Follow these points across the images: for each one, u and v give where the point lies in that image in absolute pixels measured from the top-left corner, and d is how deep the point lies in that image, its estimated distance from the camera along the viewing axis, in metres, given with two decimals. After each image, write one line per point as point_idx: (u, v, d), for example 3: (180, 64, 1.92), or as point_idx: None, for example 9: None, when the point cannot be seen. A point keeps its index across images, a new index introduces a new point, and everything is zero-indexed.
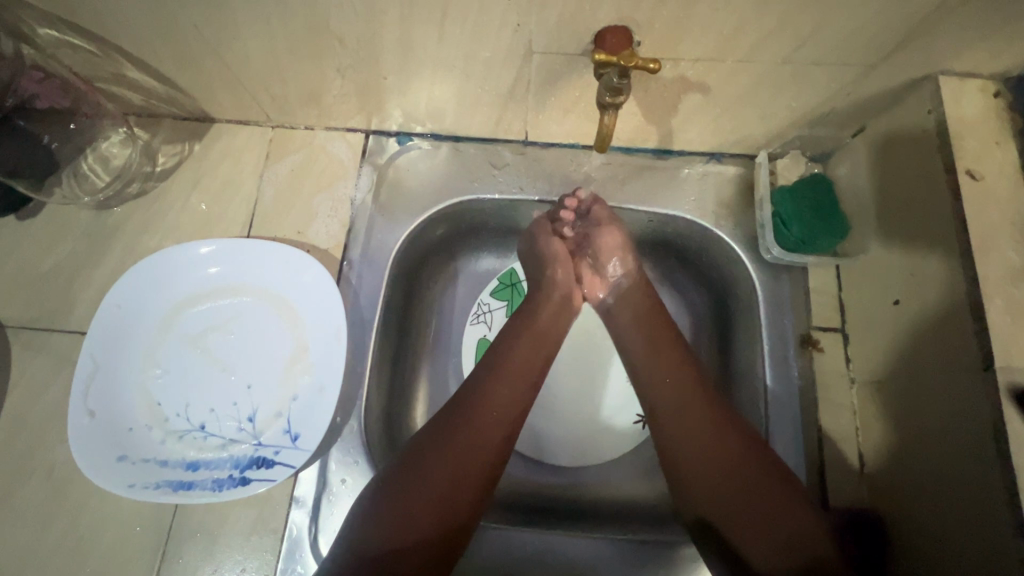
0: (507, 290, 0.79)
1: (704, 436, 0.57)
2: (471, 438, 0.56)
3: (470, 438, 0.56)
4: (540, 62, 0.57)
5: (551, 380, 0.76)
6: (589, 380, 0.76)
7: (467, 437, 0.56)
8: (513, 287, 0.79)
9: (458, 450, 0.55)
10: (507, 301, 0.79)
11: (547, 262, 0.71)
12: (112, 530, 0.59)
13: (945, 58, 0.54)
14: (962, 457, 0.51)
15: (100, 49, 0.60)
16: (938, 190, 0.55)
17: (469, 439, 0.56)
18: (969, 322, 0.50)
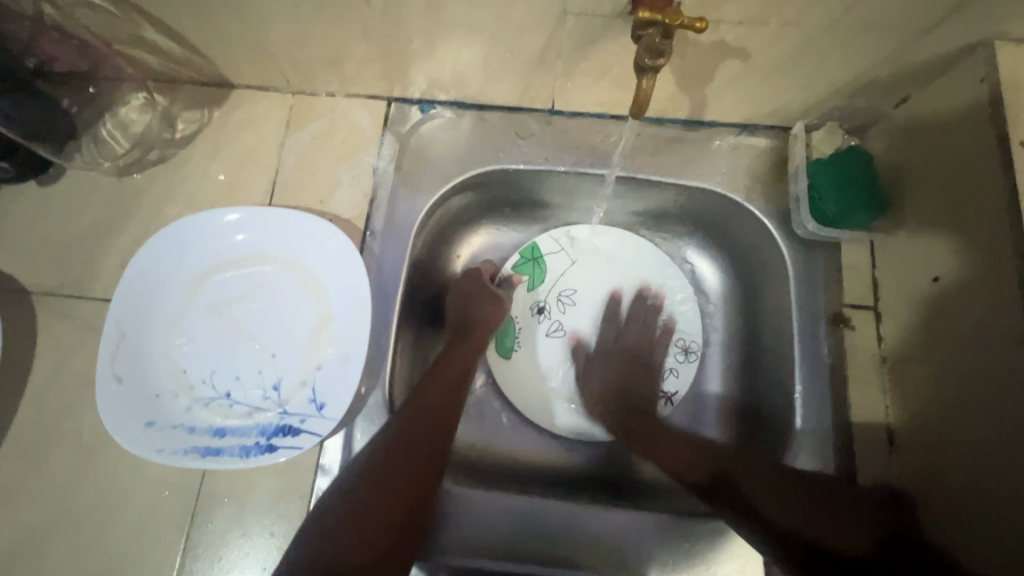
0: (530, 264, 0.78)
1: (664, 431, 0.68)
2: (435, 414, 0.60)
3: (416, 429, 0.58)
4: (573, 23, 0.55)
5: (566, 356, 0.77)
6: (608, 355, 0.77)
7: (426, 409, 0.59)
8: (534, 261, 0.78)
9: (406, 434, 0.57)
10: (528, 275, 0.78)
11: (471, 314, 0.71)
12: (142, 495, 0.59)
13: (1004, 21, 0.51)
14: (1005, 438, 0.49)
15: (119, 8, 0.58)
16: (988, 162, 0.52)
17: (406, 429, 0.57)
18: (1016, 300, 0.48)
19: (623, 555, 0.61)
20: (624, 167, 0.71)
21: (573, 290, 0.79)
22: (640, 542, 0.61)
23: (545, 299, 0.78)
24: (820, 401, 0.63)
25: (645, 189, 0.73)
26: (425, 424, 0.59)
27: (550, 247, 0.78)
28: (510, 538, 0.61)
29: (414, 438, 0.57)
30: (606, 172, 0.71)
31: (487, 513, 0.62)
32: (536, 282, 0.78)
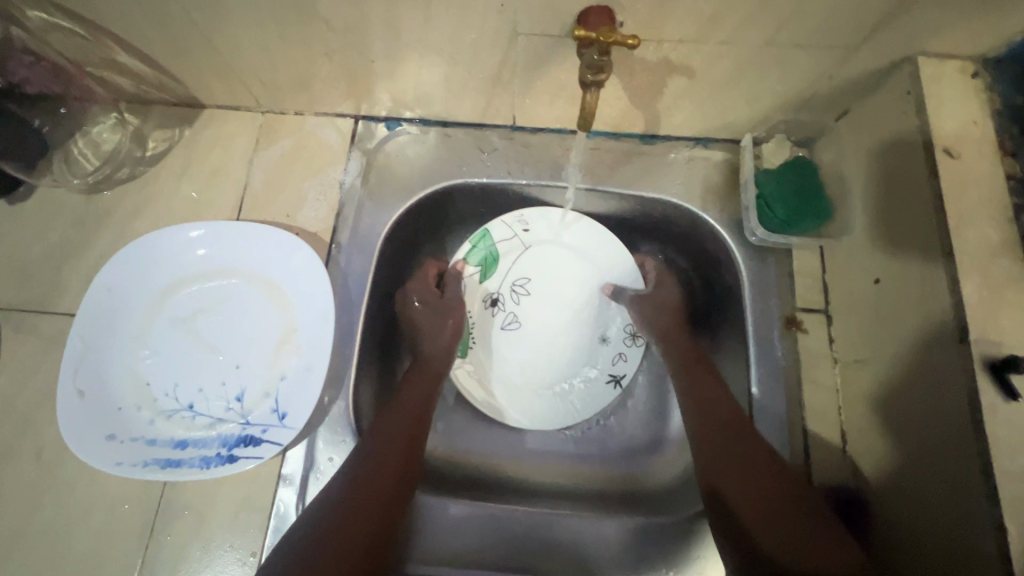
0: (478, 253, 0.76)
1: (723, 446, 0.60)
2: (401, 429, 0.60)
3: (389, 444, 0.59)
4: (525, 44, 0.58)
5: (518, 348, 0.76)
6: (570, 352, 0.76)
7: (389, 449, 0.58)
8: (484, 250, 0.75)
9: (370, 478, 0.56)
10: (482, 266, 0.76)
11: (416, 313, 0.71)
12: (102, 509, 0.59)
13: (924, 38, 0.54)
14: (942, 426, 0.50)
15: (89, 32, 0.60)
16: (915, 168, 0.55)
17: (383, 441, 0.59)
18: (945, 297, 0.50)
19: (585, 555, 0.62)
20: (582, 180, 0.73)
21: (526, 278, 0.77)
22: (603, 543, 0.62)
23: (499, 291, 0.76)
24: (775, 404, 0.65)
25: (604, 202, 0.76)
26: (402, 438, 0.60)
27: (501, 236, 0.75)
28: (468, 549, 0.62)
29: (379, 462, 0.57)
30: (564, 185, 0.74)
31: (451, 522, 0.63)
32: (489, 272, 0.76)
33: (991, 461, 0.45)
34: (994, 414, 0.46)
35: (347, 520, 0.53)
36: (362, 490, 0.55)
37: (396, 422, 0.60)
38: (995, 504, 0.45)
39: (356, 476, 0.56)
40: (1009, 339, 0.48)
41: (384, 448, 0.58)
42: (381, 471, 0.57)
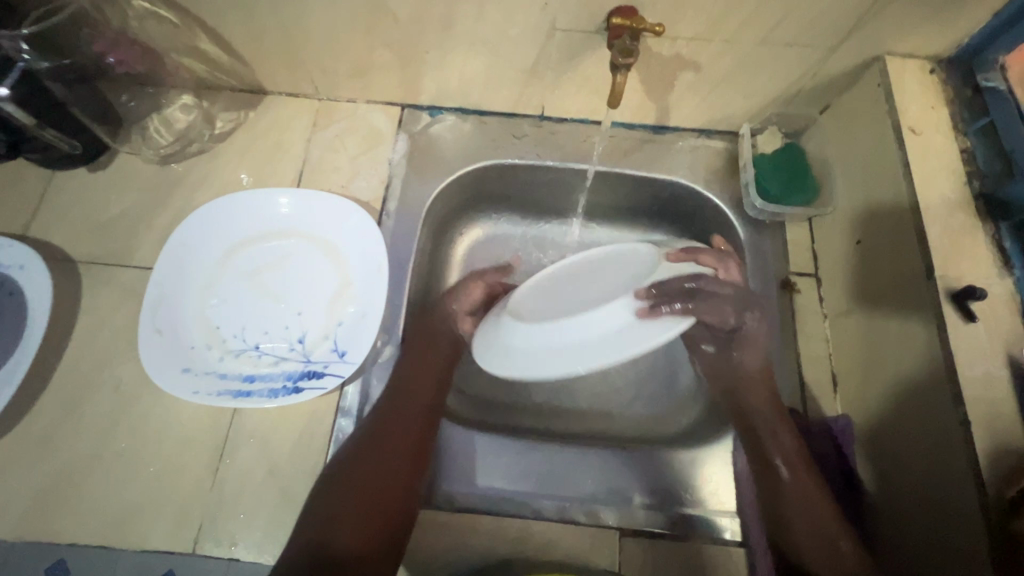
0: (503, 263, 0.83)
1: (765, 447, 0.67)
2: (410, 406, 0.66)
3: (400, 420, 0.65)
4: (561, 38, 0.68)
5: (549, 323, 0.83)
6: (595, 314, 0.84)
7: (393, 435, 0.64)
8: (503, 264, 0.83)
9: (379, 462, 0.62)
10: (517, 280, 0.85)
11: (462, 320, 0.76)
12: (174, 435, 0.65)
13: (889, 40, 0.66)
14: (917, 351, 0.59)
15: (183, 20, 0.70)
16: (887, 145, 0.66)
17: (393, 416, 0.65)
18: (914, 244, 0.60)
19: (620, 482, 0.68)
20: (602, 163, 0.83)
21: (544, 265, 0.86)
22: (636, 472, 0.69)
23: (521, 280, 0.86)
24: (779, 353, 0.72)
25: (622, 184, 0.85)
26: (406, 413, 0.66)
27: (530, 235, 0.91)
28: (507, 477, 0.68)
29: (393, 434, 0.64)
30: (587, 167, 0.83)
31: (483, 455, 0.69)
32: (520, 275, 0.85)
33: (956, 371, 0.54)
34: (958, 335, 0.55)
35: (360, 497, 0.60)
36: (370, 473, 0.61)
37: (401, 410, 0.66)
38: (959, 402, 0.53)
39: (360, 459, 0.62)
40: (968, 276, 0.57)
41: (389, 433, 0.64)
42: (387, 455, 0.62)
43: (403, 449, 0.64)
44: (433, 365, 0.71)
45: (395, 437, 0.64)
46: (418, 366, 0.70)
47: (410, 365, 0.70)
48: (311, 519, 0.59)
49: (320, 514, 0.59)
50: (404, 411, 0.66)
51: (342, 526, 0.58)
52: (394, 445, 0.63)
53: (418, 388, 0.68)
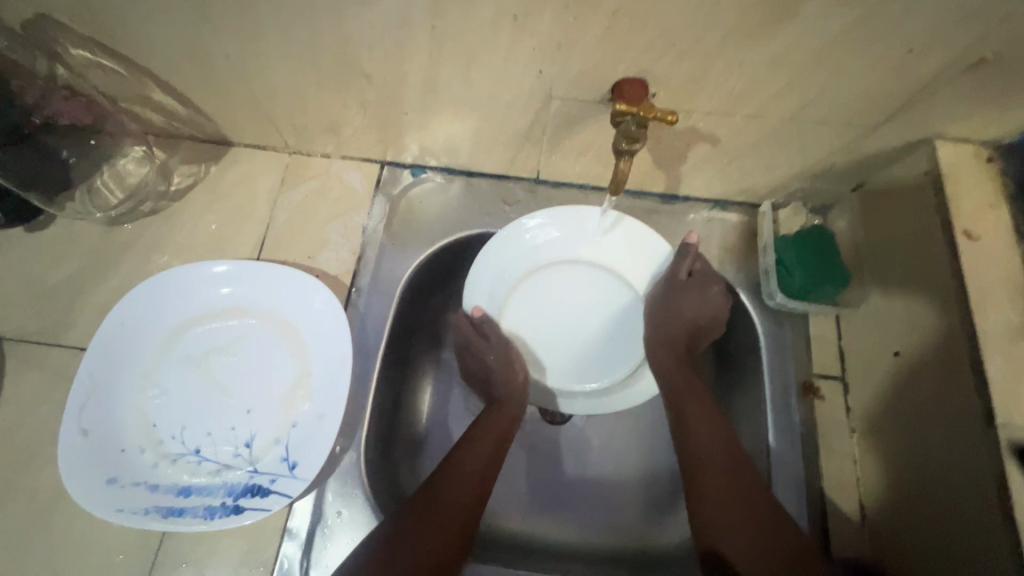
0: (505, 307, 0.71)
1: (702, 441, 0.62)
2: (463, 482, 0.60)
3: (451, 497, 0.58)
4: (558, 106, 0.59)
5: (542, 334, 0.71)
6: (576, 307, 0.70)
7: (460, 475, 0.60)
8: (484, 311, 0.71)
9: (449, 505, 0.58)
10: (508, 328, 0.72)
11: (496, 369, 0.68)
12: (96, 557, 0.57)
13: (942, 124, 0.57)
14: (970, 509, 0.51)
15: (129, 71, 0.61)
16: (936, 247, 0.57)
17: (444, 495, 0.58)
18: (970, 378, 0.51)
19: None
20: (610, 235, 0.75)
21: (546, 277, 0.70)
22: None
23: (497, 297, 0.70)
24: (793, 474, 0.64)
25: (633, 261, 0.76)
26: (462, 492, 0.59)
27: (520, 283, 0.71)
28: None
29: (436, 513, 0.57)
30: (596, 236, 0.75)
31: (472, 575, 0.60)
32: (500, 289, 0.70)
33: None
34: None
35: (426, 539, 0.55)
36: (440, 513, 0.57)
37: (469, 454, 0.62)
38: None
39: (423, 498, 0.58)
40: None
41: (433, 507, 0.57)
42: (456, 498, 0.59)
43: (470, 492, 0.60)
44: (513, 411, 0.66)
45: (462, 481, 0.60)
46: (481, 440, 0.63)
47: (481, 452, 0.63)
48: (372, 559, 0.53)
49: (384, 553, 0.54)
50: (472, 455, 0.62)
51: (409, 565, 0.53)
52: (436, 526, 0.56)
53: (489, 433, 0.64)
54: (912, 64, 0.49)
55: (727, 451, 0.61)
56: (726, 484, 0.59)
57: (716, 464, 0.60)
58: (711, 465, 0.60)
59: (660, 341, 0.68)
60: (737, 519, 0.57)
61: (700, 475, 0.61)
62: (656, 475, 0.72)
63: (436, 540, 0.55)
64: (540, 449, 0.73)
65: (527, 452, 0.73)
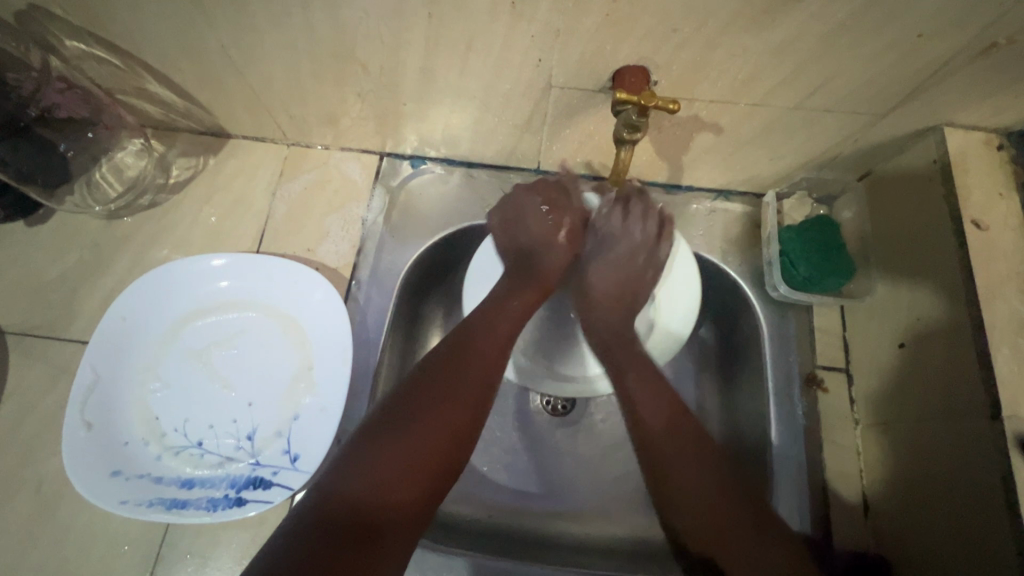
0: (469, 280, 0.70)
1: (642, 395, 0.57)
2: (473, 372, 0.55)
3: (460, 388, 0.54)
4: (558, 95, 0.58)
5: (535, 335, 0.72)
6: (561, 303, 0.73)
7: (449, 392, 0.53)
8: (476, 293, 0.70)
9: (435, 425, 0.51)
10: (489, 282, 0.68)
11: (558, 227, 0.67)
12: (103, 548, 0.58)
13: (952, 112, 0.55)
14: (973, 502, 0.50)
15: (125, 63, 0.60)
16: (943, 237, 0.56)
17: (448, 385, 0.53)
18: (975, 371, 0.51)
19: None
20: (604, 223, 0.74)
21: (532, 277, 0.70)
22: None
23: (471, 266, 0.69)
24: (796, 466, 0.63)
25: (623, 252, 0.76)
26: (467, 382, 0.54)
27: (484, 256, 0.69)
28: None
29: (443, 403, 0.52)
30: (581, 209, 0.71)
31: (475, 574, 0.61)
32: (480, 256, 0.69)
33: None
34: None
35: (405, 457, 0.48)
36: (421, 431, 0.50)
37: (461, 370, 0.55)
38: None
39: (401, 415, 0.51)
40: None
41: (441, 394, 0.53)
42: (439, 417, 0.51)
43: (460, 411, 0.53)
44: (509, 324, 0.59)
45: (454, 398, 0.53)
46: (491, 330, 0.58)
47: (488, 343, 0.57)
48: (342, 477, 0.46)
49: (358, 468, 0.47)
50: (464, 369, 0.55)
51: (388, 484, 0.46)
52: (443, 415, 0.51)
53: (483, 347, 0.57)
54: (921, 49, 0.48)
55: (675, 435, 0.55)
56: (693, 463, 0.53)
57: (660, 418, 0.55)
58: (653, 420, 0.55)
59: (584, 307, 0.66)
60: (701, 480, 0.53)
61: (653, 458, 0.54)
62: None
63: (446, 423, 0.51)
64: (540, 442, 0.73)
65: (531, 444, 0.73)
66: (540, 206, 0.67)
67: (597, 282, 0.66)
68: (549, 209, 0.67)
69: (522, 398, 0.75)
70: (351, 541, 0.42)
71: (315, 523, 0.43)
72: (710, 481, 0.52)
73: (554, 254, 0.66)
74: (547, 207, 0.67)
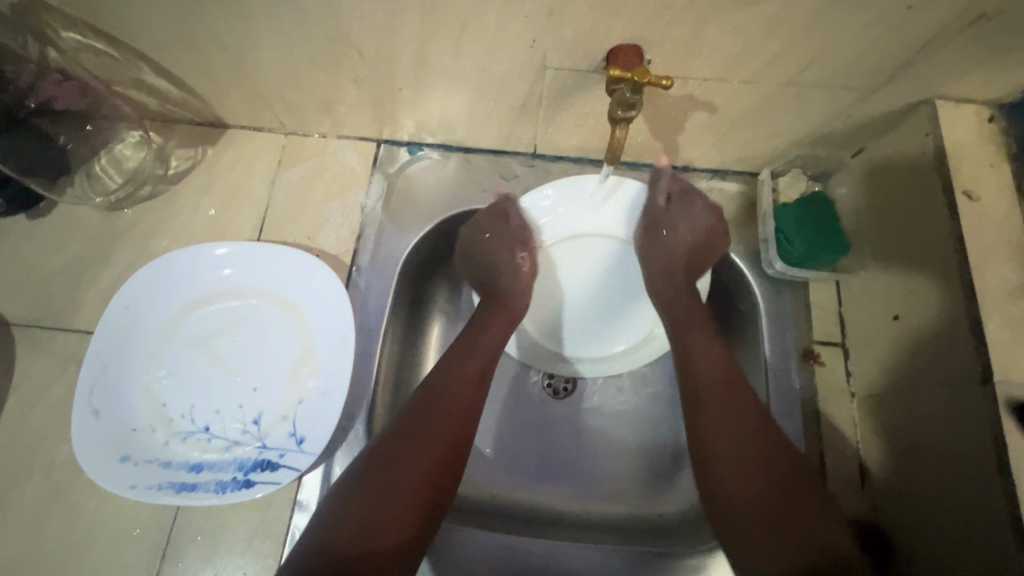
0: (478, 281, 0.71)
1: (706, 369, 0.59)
2: (451, 410, 0.56)
3: (438, 429, 0.55)
4: (552, 77, 0.58)
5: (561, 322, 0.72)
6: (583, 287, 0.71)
7: (425, 438, 0.54)
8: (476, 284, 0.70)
9: (415, 476, 0.52)
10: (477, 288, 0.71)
11: (512, 251, 0.69)
12: (115, 532, 0.59)
13: (943, 84, 0.56)
14: (966, 467, 0.51)
15: (120, 53, 0.60)
16: (936, 209, 0.57)
17: (427, 426, 0.54)
18: (968, 339, 0.52)
19: None
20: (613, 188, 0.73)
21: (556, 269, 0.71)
22: None
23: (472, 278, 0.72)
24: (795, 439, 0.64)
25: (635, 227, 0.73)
26: (446, 423, 0.55)
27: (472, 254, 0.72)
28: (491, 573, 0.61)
29: (422, 445, 0.53)
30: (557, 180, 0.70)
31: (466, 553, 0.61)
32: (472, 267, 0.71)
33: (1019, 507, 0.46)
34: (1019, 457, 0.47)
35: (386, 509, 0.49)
36: (400, 484, 0.51)
37: (438, 410, 0.56)
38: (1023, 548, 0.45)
39: (383, 457, 0.52)
40: None
41: (418, 434, 0.54)
42: (416, 467, 0.52)
43: (435, 458, 0.53)
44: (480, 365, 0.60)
45: (432, 446, 0.54)
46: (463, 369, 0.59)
47: (461, 383, 0.58)
48: (327, 531, 0.49)
49: (341, 522, 0.49)
50: (446, 403, 0.56)
51: (368, 536, 0.48)
52: (422, 457, 0.53)
53: (460, 387, 0.58)
54: (911, 21, 0.48)
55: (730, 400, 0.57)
56: (744, 427, 0.55)
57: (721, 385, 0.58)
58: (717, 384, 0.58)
59: (654, 275, 0.68)
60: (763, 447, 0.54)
61: (709, 421, 0.56)
62: (658, 444, 0.72)
63: (424, 465, 0.52)
64: (542, 424, 0.74)
65: (533, 425, 0.73)
66: (487, 240, 0.69)
67: (674, 250, 0.68)
68: (495, 238, 0.69)
69: (523, 380, 0.75)
70: None
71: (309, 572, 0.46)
72: (761, 447, 0.53)
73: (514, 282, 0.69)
74: (491, 235, 0.69)
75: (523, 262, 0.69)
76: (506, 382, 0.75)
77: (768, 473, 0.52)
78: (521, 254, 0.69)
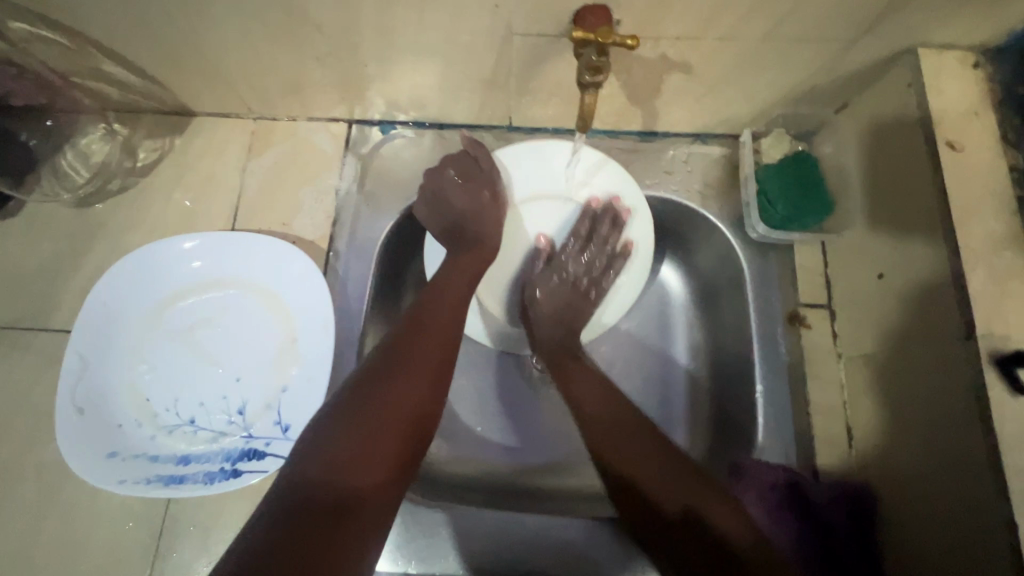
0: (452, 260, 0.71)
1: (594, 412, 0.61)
2: (428, 346, 0.56)
3: (418, 365, 0.54)
4: (520, 44, 0.56)
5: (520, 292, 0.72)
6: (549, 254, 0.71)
7: (405, 374, 0.53)
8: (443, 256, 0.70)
9: (397, 403, 0.51)
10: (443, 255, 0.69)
11: (473, 194, 0.65)
12: (108, 525, 0.60)
13: (926, 31, 0.54)
14: (949, 421, 0.51)
15: (74, 42, 0.58)
16: (919, 162, 0.55)
17: (403, 362, 0.54)
18: (951, 293, 0.51)
19: (593, 561, 0.62)
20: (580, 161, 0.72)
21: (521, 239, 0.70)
22: (612, 553, 0.62)
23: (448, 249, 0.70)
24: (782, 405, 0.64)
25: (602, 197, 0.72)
26: (427, 358, 0.55)
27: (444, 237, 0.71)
28: (480, 548, 0.62)
29: (398, 379, 0.53)
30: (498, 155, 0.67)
31: (455, 526, 0.62)
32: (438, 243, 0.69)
33: (1001, 458, 0.46)
34: (1002, 410, 0.47)
35: (371, 441, 0.48)
36: (380, 415, 0.50)
37: (416, 349, 0.55)
38: (1002, 494, 0.46)
39: (359, 395, 0.51)
40: (1016, 333, 0.48)
41: (394, 370, 0.53)
42: (399, 398, 0.51)
43: (418, 388, 0.53)
44: (456, 300, 0.60)
45: (415, 379, 0.53)
46: (435, 310, 0.59)
47: (433, 321, 0.58)
48: (311, 459, 0.47)
49: (325, 449, 0.47)
50: (423, 343, 0.56)
51: (355, 468, 0.46)
52: (403, 392, 0.52)
53: (432, 330, 0.57)
54: None
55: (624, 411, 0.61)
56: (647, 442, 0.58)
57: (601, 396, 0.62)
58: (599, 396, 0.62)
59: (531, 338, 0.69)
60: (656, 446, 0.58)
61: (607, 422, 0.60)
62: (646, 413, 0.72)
63: (405, 401, 0.51)
64: (531, 397, 0.73)
65: (520, 399, 0.73)
66: (451, 179, 0.65)
67: (540, 318, 0.68)
68: (463, 180, 0.65)
69: (509, 357, 0.75)
70: (321, 517, 0.43)
71: (288, 504, 0.43)
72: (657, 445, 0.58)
73: (493, 216, 0.66)
74: (455, 174, 0.65)
75: (489, 201, 0.65)
76: (489, 357, 0.74)
77: (667, 471, 0.56)
78: (485, 196, 0.65)
